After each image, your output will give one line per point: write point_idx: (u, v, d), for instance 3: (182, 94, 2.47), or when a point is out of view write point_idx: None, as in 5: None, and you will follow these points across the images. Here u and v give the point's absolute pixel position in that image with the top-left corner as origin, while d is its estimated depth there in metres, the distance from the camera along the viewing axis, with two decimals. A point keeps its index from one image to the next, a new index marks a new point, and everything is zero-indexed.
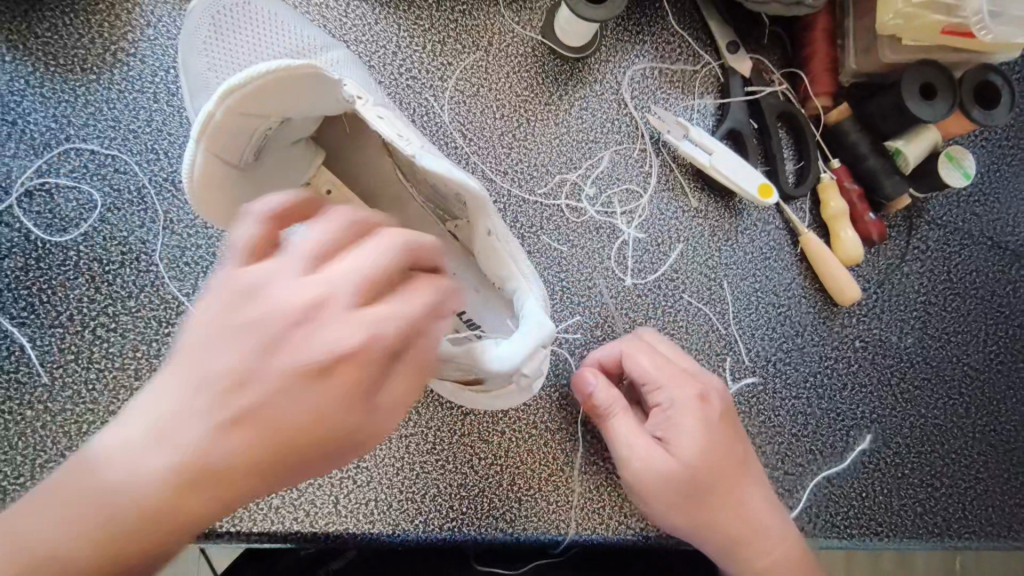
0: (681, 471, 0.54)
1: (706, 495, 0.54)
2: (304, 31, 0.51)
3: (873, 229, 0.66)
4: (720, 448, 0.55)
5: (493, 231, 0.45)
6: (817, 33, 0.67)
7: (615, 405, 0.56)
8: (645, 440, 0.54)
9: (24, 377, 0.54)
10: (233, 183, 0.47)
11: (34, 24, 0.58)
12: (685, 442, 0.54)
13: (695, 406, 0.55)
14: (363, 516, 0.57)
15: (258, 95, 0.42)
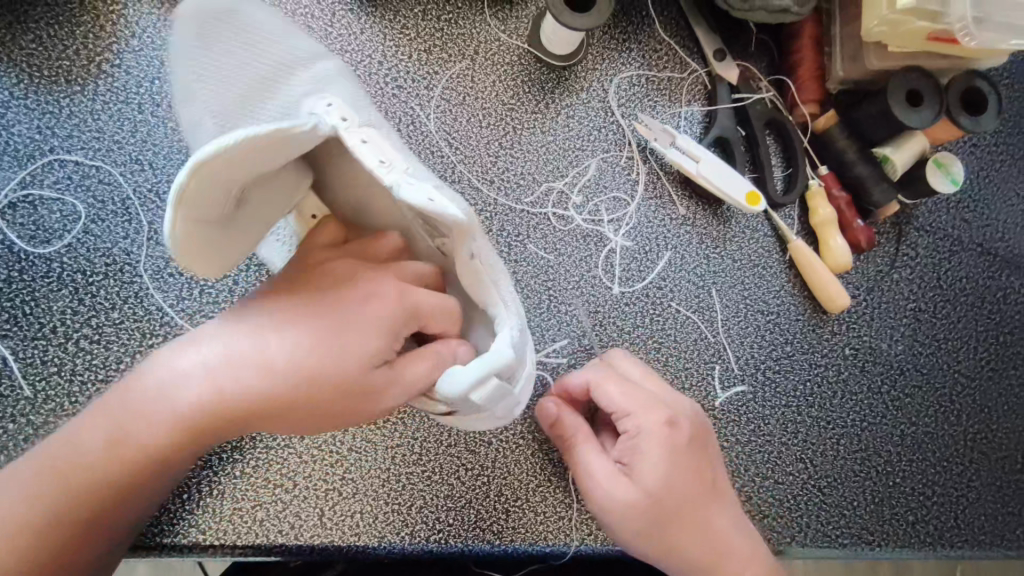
0: (635, 505, 0.53)
1: (664, 526, 0.54)
2: (286, 40, 0.46)
3: (862, 236, 0.66)
4: (681, 477, 0.54)
5: (476, 255, 0.45)
6: (804, 41, 0.67)
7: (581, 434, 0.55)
8: (607, 473, 0.54)
9: (7, 390, 0.54)
10: (216, 242, 0.41)
11: (19, 36, 0.58)
12: (648, 475, 0.54)
13: (659, 433, 0.54)
14: (349, 528, 0.57)
15: (242, 155, 0.35)
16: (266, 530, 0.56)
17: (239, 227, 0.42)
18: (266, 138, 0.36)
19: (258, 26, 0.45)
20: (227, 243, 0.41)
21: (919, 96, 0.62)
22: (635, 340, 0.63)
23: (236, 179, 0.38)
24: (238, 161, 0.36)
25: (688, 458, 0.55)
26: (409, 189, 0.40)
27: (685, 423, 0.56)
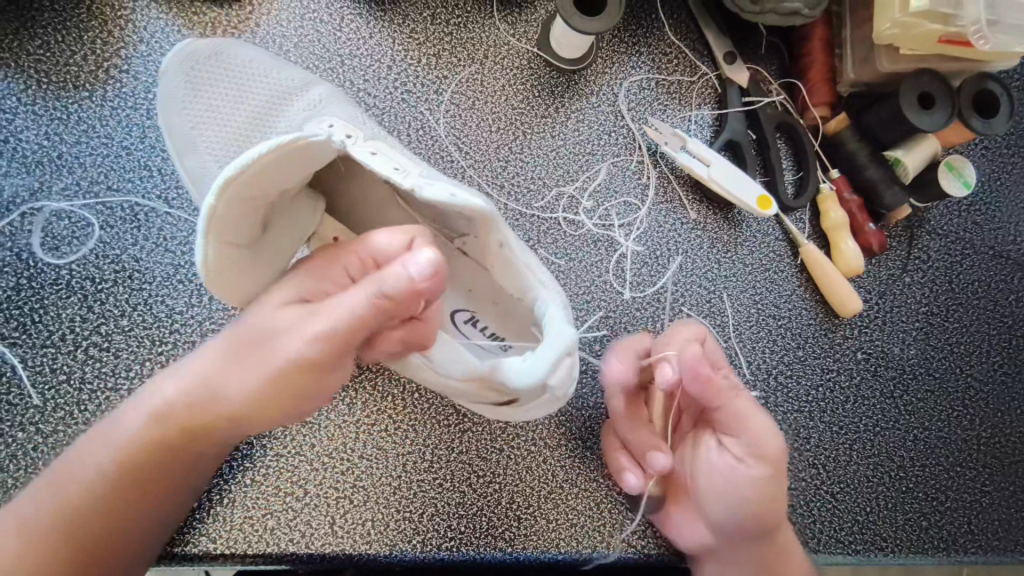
0: (779, 459, 0.49)
1: (786, 490, 0.51)
2: (281, 73, 0.52)
3: (874, 240, 0.66)
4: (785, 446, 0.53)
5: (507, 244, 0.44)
6: (815, 43, 0.66)
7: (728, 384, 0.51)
8: (751, 427, 0.50)
9: (15, 399, 0.53)
10: (244, 262, 0.44)
11: (26, 43, 0.58)
12: (779, 432, 0.51)
13: (769, 403, 0.53)
14: (360, 536, 0.57)
15: (265, 170, 0.39)
16: (276, 539, 0.56)
17: (268, 248, 0.46)
18: (288, 150, 0.39)
19: (248, 63, 0.51)
20: (260, 264, 0.45)
21: (930, 99, 0.61)
22: None
23: (262, 198, 0.41)
24: (263, 177, 0.39)
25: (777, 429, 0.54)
26: (429, 187, 0.40)
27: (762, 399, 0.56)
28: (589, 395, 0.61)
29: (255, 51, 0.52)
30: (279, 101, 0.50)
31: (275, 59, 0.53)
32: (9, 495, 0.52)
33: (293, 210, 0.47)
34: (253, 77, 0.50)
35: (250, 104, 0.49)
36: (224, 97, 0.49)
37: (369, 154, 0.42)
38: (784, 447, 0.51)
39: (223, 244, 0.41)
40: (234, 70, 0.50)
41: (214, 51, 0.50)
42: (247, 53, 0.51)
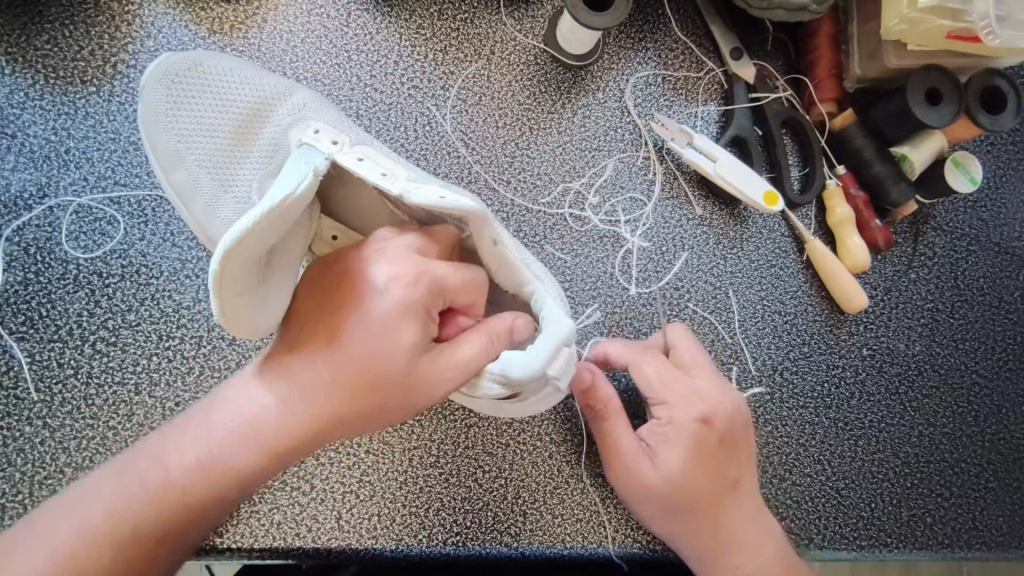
0: (653, 487, 0.52)
1: (691, 514, 0.53)
2: (263, 79, 0.52)
3: (880, 236, 0.66)
4: (710, 471, 0.53)
5: (500, 240, 0.44)
6: (821, 39, 0.66)
7: (611, 411, 0.54)
8: (631, 450, 0.53)
9: (23, 393, 0.54)
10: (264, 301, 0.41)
11: (33, 37, 0.58)
12: (669, 460, 0.52)
13: (686, 431, 0.52)
14: (367, 531, 0.57)
15: (261, 232, 0.37)
16: (283, 533, 0.56)
17: (280, 292, 0.43)
18: (273, 213, 0.37)
19: (225, 76, 0.50)
20: (273, 313, 0.42)
21: (937, 95, 0.61)
22: None
23: (259, 256, 0.39)
24: (260, 239, 0.37)
25: (723, 452, 0.53)
26: (419, 196, 0.41)
27: (728, 419, 0.53)
28: None
29: (225, 59, 0.52)
30: (263, 115, 0.50)
31: (251, 68, 0.52)
32: (17, 489, 0.52)
33: (298, 234, 0.45)
34: (235, 87, 0.50)
35: (233, 114, 0.49)
36: (208, 109, 0.49)
37: (356, 161, 0.44)
38: (669, 476, 0.52)
39: (242, 300, 0.39)
40: (217, 83, 0.49)
41: (191, 63, 0.49)
42: (222, 62, 0.51)
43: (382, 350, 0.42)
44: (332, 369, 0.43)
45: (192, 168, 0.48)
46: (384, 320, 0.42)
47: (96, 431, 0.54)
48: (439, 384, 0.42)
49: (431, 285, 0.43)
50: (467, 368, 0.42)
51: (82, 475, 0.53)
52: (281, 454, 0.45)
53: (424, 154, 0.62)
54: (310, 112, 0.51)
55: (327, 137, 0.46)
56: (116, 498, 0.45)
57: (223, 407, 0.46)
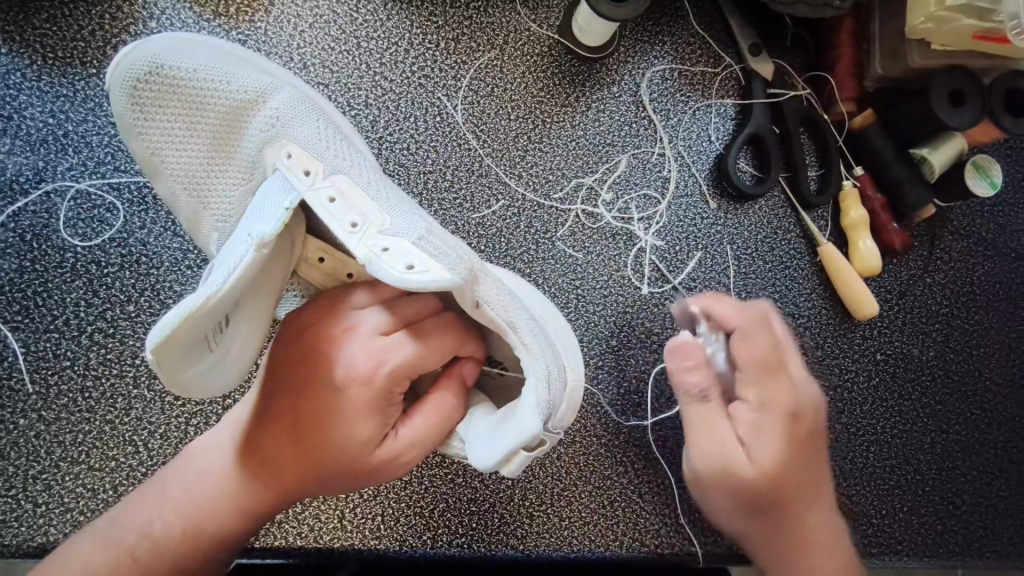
0: (745, 482, 0.47)
1: (781, 512, 0.48)
2: (239, 75, 0.47)
3: (897, 238, 0.64)
4: (805, 466, 0.49)
5: (482, 302, 0.41)
6: (842, 37, 0.65)
7: (711, 394, 0.48)
8: (722, 442, 0.48)
9: (17, 385, 0.52)
10: (215, 370, 0.39)
11: (32, 16, 0.55)
12: (763, 458, 0.47)
13: (776, 419, 0.48)
14: (370, 532, 0.56)
15: (196, 325, 0.34)
16: (284, 533, 0.55)
17: (239, 348, 0.41)
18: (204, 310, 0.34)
19: (191, 74, 0.46)
20: (229, 370, 0.40)
21: (961, 97, 0.59)
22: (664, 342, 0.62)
23: (211, 333, 0.37)
24: (197, 331, 0.35)
25: (807, 445, 0.49)
26: (386, 264, 0.39)
27: (808, 411, 0.49)
28: (605, 391, 0.60)
29: (197, 47, 0.47)
30: (234, 119, 0.46)
31: (224, 56, 0.48)
32: (9, 483, 0.51)
33: (270, 282, 0.42)
34: (203, 90, 0.46)
35: (205, 120, 0.46)
36: (177, 116, 0.46)
37: (326, 202, 0.43)
38: (775, 415, 0.48)
39: (191, 374, 0.37)
40: (184, 86, 0.45)
41: (154, 62, 0.45)
42: (192, 55, 0.46)
43: (341, 436, 0.43)
44: (297, 440, 0.44)
45: (172, 186, 0.47)
46: (334, 409, 0.43)
47: (93, 424, 0.52)
48: (396, 466, 0.44)
49: (384, 373, 0.42)
50: (422, 451, 0.44)
51: (78, 470, 0.51)
52: (260, 515, 0.46)
53: (434, 146, 0.61)
54: (290, 121, 0.47)
55: (300, 168, 0.44)
56: (111, 564, 0.44)
57: (198, 472, 0.46)
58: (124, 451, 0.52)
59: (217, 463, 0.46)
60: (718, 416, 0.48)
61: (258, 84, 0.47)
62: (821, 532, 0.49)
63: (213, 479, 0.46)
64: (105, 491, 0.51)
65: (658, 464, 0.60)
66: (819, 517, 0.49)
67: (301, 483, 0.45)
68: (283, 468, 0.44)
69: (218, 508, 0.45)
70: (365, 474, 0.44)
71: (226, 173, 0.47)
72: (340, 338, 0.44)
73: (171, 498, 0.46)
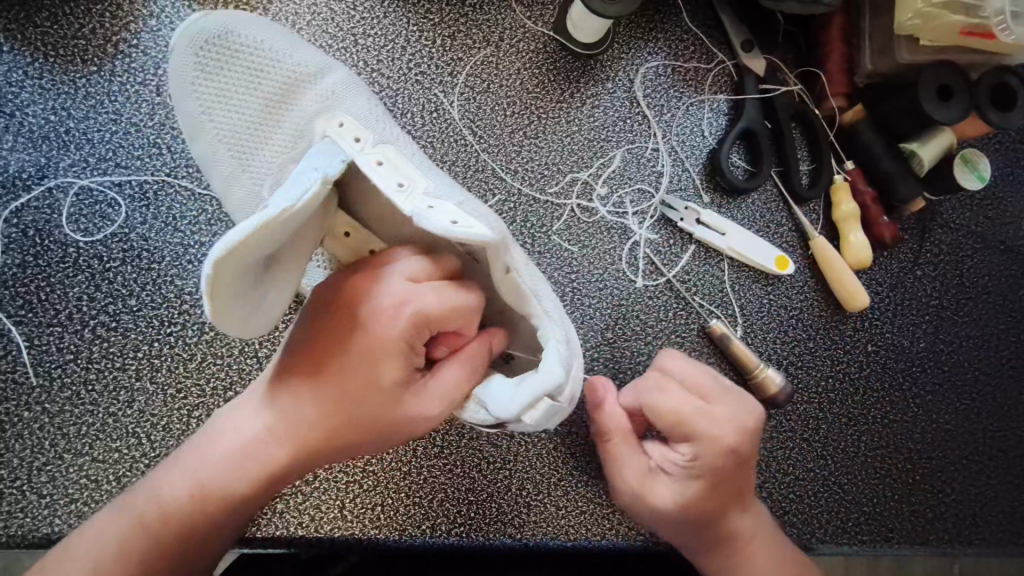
0: (664, 508, 0.51)
1: (707, 529, 0.52)
2: (294, 54, 0.50)
3: (887, 232, 0.65)
4: (725, 490, 0.52)
5: (511, 268, 0.43)
6: (833, 33, 0.66)
7: (619, 429, 0.54)
8: (640, 473, 0.52)
9: (21, 378, 0.53)
10: (254, 312, 0.38)
11: (33, 14, 0.56)
12: (681, 487, 0.51)
13: (699, 450, 0.51)
14: (370, 521, 0.57)
15: (254, 245, 0.34)
16: (285, 522, 0.56)
17: (274, 299, 0.40)
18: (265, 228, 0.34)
19: (258, 45, 0.49)
20: (266, 321, 0.40)
21: (948, 91, 0.60)
22: (658, 334, 0.63)
23: (256, 265, 0.36)
24: (251, 253, 0.34)
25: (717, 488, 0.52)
26: (430, 216, 0.40)
27: (731, 444, 0.51)
28: None
29: (267, 26, 0.50)
30: (290, 90, 0.49)
31: (288, 37, 0.51)
32: (15, 474, 0.52)
33: (309, 235, 0.42)
34: (266, 59, 0.49)
35: (263, 87, 0.48)
36: (236, 79, 0.48)
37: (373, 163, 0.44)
38: (694, 447, 0.51)
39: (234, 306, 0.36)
40: (247, 53, 0.48)
41: (225, 28, 0.48)
42: (260, 29, 0.49)
43: (367, 386, 0.43)
44: (319, 400, 0.43)
45: (215, 145, 0.48)
46: (360, 352, 0.43)
47: (96, 417, 0.53)
48: (421, 420, 0.44)
49: (415, 315, 0.42)
50: (447, 400, 0.44)
51: (82, 461, 0.52)
52: (276, 484, 0.45)
53: (431, 141, 0.61)
54: (342, 99, 0.50)
55: (350, 135, 0.47)
56: (122, 534, 0.45)
57: (215, 438, 0.46)
58: (127, 443, 0.53)
59: (235, 430, 0.45)
60: (633, 447, 0.53)
61: (317, 63, 0.51)
62: (744, 531, 0.53)
63: (229, 445, 0.45)
64: (108, 482, 0.52)
65: None
66: (747, 524, 0.53)
67: (320, 445, 0.44)
68: (302, 430, 0.44)
69: (234, 473, 0.44)
70: (389, 428, 0.44)
71: (272, 138, 0.48)
72: (372, 284, 0.44)
73: (190, 463, 0.45)
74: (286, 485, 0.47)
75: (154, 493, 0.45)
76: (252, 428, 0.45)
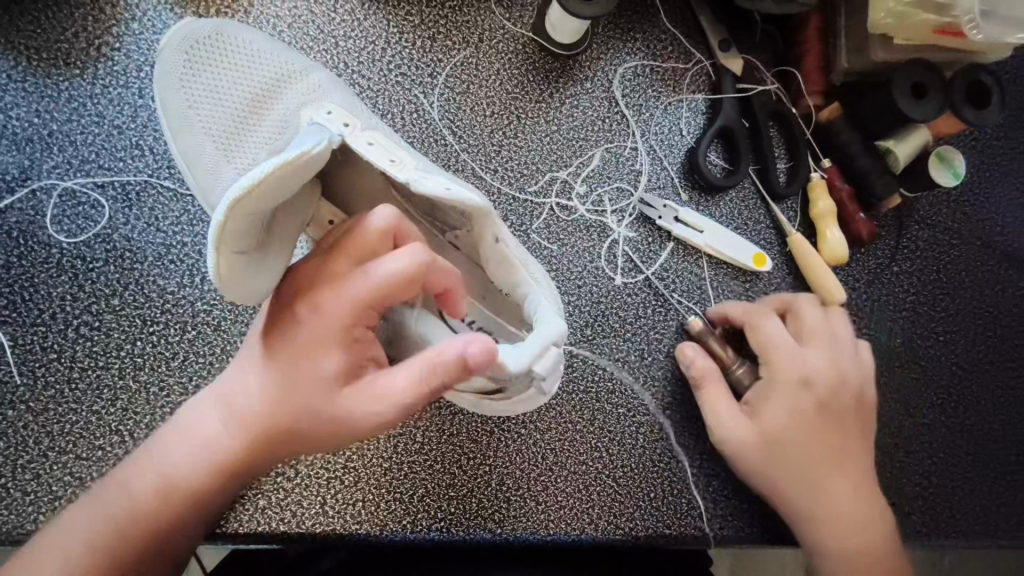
0: (747, 443, 0.57)
1: (806, 478, 0.56)
2: (284, 57, 0.53)
3: (864, 229, 0.66)
4: (817, 435, 0.56)
5: (501, 239, 0.44)
6: (809, 32, 0.66)
7: (709, 376, 0.60)
8: (732, 411, 0.58)
9: (5, 377, 0.54)
10: (255, 265, 0.40)
11: (16, 18, 0.57)
12: (773, 418, 0.56)
13: (789, 385, 0.57)
14: (351, 517, 0.57)
15: (266, 192, 0.36)
16: (267, 518, 0.56)
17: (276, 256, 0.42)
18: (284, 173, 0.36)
19: (248, 45, 0.51)
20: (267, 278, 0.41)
21: (923, 89, 0.61)
22: (637, 331, 0.63)
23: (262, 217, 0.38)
24: (262, 199, 0.36)
25: (834, 431, 0.57)
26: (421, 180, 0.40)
27: (820, 380, 0.57)
28: (580, 379, 0.62)
29: (254, 33, 0.53)
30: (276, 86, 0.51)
31: (272, 43, 0.54)
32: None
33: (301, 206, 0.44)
34: (255, 57, 0.51)
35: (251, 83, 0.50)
36: (224, 75, 0.50)
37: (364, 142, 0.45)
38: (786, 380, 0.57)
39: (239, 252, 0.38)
40: (237, 51, 0.51)
41: (216, 32, 0.51)
42: (247, 34, 0.52)
43: (324, 371, 0.43)
44: (280, 387, 0.44)
45: (198, 137, 0.49)
46: (313, 339, 0.43)
47: (79, 415, 0.54)
48: (372, 414, 0.42)
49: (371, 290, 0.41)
50: (398, 401, 0.41)
51: (66, 459, 0.53)
52: (238, 471, 0.46)
53: (411, 142, 0.62)
54: (326, 95, 0.52)
55: (338, 119, 0.44)
56: (91, 524, 0.45)
57: (184, 427, 0.47)
58: (110, 441, 0.54)
59: (203, 420, 0.47)
60: (725, 391, 0.59)
61: (301, 65, 0.53)
62: (835, 491, 0.56)
63: (195, 433, 0.46)
64: (92, 478, 0.53)
65: (632, 450, 0.61)
66: (837, 483, 0.56)
67: (280, 433, 0.45)
68: (263, 416, 0.45)
69: (199, 458, 0.46)
70: (342, 421, 0.43)
71: (257, 130, 0.49)
72: (337, 262, 0.43)
73: (158, 452, 0.47)
74: (250, 474, 0.47)
75: (122, 482, 0.46)
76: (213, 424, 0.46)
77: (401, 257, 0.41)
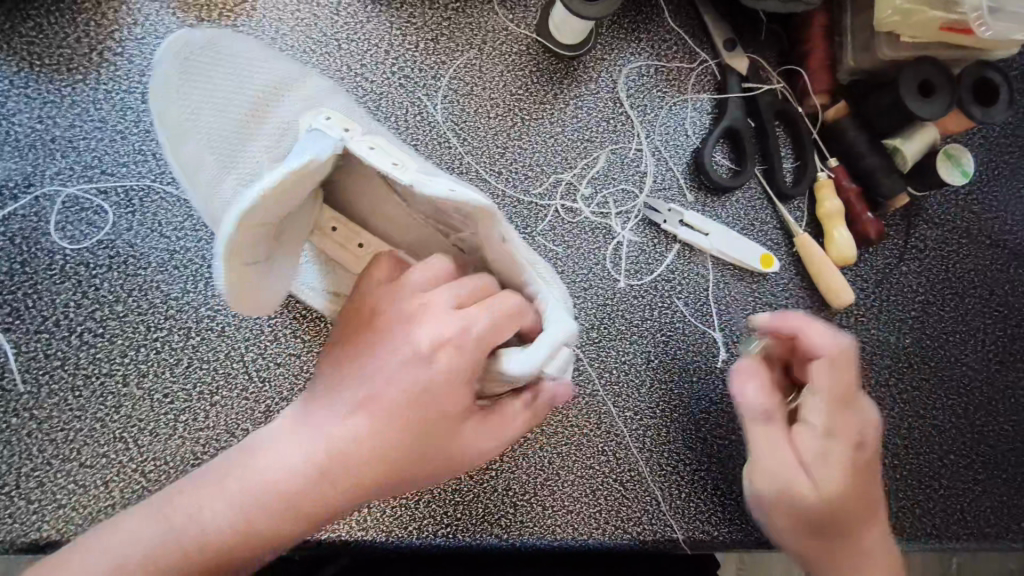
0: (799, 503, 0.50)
1: (842, 537, 0.51)
2: (281, 65, 0.53)
3: (872, 228, 0.65)
4: (857, 495, 0.50)
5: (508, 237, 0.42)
6: (815, 31, 0.66)
7: (765, 416, 0.51)
8: (781, 467, 0.50)
9: (8, 385, 0.53)
10: (262, 272, 0.40)
11: (19, 24, 0.57)
12: (823, 480, 0.49)
13: (840, 446, 0.50)
14: (356, 524, 0.56)
15: (268, 205, 0.36)
16: None
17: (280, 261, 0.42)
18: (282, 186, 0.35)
19: (244, 54, 0.51)
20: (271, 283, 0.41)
21: (930, 87, 0.60)
22: (643, 333, 0.63)
23: (266, 228, 0.38)
24: (264, 212, 0.36)
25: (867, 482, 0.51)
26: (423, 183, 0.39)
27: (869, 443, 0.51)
28: (587, 382, 0.61)
29: (251, 43, 0.53)
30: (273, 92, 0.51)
31: (270, 52, 0.54)
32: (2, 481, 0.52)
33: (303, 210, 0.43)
34: (251, 64, 0.51)
35: (247, 88, 0.50)
36: (220, 81, 0.50)
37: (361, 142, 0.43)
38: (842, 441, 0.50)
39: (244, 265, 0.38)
40: (233, 60, 0.51)
41: (212, 40, 0.51)
42: (245, 44, 0.53)
43: (434, 416, 0.43)
44: (376, 434, 0.43)
45: (196, 141, 0.48)
46: (419, 393, 0.43)
47: (83, 422, 0.53)
48: (480, 449, 0.46)
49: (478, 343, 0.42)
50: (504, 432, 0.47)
51: (69, 467, 0.52)
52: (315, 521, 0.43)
53: (415, 144, 0.62)
54: (325, 98, 0.51)
55: (338, 125, 0.43)
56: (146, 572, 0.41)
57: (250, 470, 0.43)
58: (115, 448, 0.53)
59: (273, 468, 0.42)
60: (777, 437, 0.51)
61: (299, 73, 0.53)
62: (878, 555, 0.51)
63: (264, 480, 0.42)
64: (96, 486, 0.52)
65: (640, 453, 0.61)
66: (874, 541, 0.51)
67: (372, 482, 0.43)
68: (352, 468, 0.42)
69: (273, 510, 0.42)
70: (449, 458, 0.45)
71: (255, 132, 0.49)
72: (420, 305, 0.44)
73: (217, 500, 0.42)
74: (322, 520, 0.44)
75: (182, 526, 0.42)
76: (293, 460, 0.42)
77: (517, 300, 0.43)
